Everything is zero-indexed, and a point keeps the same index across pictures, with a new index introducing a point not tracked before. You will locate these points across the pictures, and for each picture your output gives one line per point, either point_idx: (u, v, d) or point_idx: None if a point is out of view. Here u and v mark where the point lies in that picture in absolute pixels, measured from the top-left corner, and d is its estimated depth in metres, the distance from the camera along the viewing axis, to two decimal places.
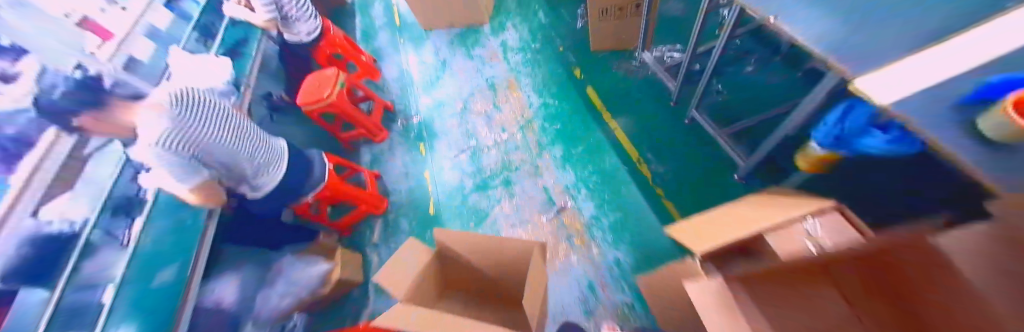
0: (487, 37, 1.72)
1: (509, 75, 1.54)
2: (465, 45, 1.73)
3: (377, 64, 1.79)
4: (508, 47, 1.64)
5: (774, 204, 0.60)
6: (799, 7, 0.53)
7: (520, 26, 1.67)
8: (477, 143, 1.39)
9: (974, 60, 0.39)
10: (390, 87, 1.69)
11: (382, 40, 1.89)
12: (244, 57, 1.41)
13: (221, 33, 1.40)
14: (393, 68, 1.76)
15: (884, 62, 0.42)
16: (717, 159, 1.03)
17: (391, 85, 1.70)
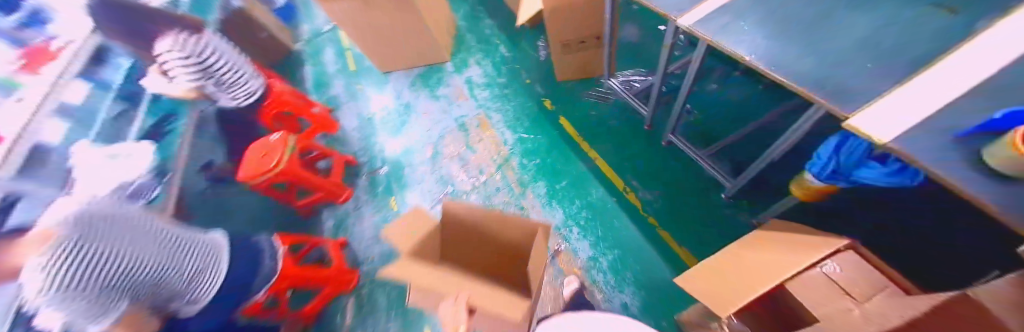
0: (450, 74, 1.65)
1: (479, 112, 1.48)
2: (429, 85, 1.64)
3: (334, 114, 1.65)
4: (473, 83, 1.58)
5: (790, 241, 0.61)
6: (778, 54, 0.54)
7: (484, 61, 1.63)
8: (453, 189, 1.28)
9: (942, 100, 0.44)
10: (350, 137, 1.55)
11: (337, 88, 1.76)
12: (170, 133, 1.28)
13: (138, 112, 1.28)
14: (352, 116, 1.63)
15: (868, 101, 0.46)
16: (699, 180, 1.03)
17: (351, 136, 1.55)
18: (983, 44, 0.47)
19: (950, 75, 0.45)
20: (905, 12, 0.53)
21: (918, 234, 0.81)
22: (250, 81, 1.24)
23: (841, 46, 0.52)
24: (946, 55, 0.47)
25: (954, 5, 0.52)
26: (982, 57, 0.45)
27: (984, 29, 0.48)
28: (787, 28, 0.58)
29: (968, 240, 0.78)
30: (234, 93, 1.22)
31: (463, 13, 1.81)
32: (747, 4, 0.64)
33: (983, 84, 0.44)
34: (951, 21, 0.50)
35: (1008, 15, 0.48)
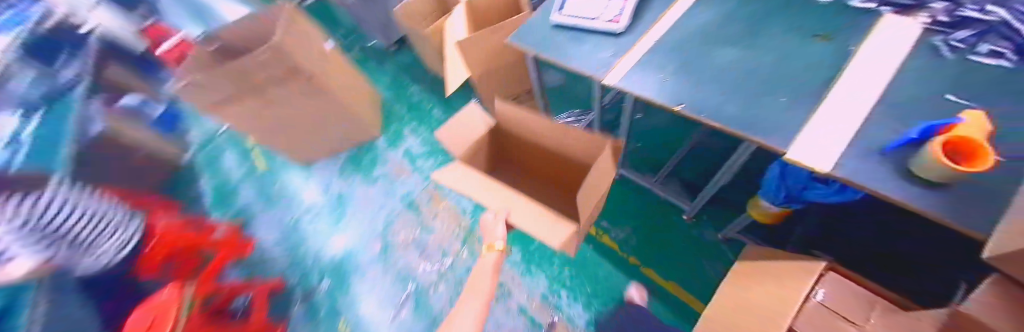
0: (385, 151, 1.50)
1: (427, 185, 1.35)
2: (363, 167, 1.46)
3: (247, 231, 1.35)
4: (413, 155, 1.46)
5: (771, 275, 0.62)
6: (705, 98, 0.56)
7: (419, 129, 1.53)
8: (418, 283, 1.13)
9: (855, 121, 0.47)
10: (274, 254, 1.27)
11: (247, 198, 1.47)
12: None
13: None
14: (273, 228, 1.35)
15: (794, 134, 0.48)
16: (657, 208, 1.05)
17: (275, 251, 1.28)
18: (864, 61, 0.52)
19: (850, 97, 0.50)
20: (793, 40, 0.58)
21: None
22: (122, 223, 0.92)
23: (753, 85, 0.55)
24: (835, 78, 0.52)
25: (828, 28, 0.58)
26: (866, 75, 0.51)
27: (857, 47, 0.54)
28: (703, 72, 0.60)
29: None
30: (101, 246, 0.87)
31: (384, 82, 1.69)
32: (662, 51, 0.65)
33: (881, 98, 0.49)
34: (830, 46, 0.56)
35: (870, 31, 0.55)
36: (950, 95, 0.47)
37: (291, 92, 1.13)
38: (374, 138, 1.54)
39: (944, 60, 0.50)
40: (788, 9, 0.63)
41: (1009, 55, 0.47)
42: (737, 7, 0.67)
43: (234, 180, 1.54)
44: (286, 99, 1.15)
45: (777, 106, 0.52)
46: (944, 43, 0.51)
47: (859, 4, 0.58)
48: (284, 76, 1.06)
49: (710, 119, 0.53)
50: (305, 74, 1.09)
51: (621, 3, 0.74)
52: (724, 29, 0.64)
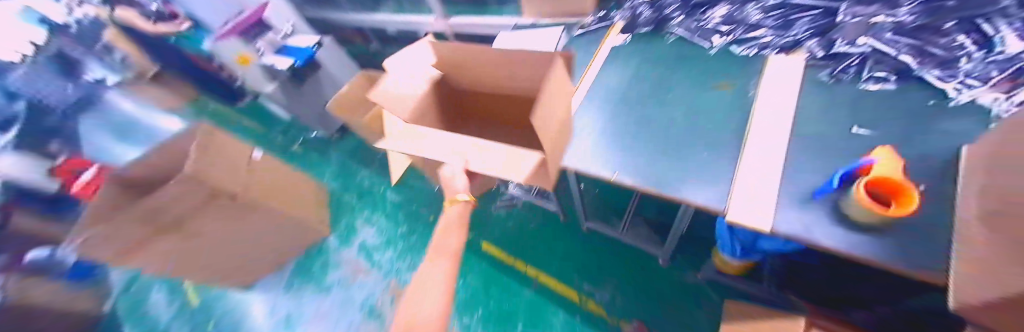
0: (338, 251, 1.37)
1: (389, 282, 1.24)
2: (314, 277, 1.32)
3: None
4: (368, 249, 1.35)
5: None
6: (633, 163, 0.55)
7: (375, 216, 1.44)
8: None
9: (778, 171, 0.47)
10: None
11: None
12: None
13: None
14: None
15: (727, 193, 0.46)
16: (629, 258, 1.02)
17: None
18: (767, 105, 0.53)
19: (766, 145, 0.49)
20: (699, 92, 0.60)
21: (811, 287, 0.79)
22: None
23: (676, 145, 0.55)
24: (749, 125, 0.52)
25: (724, 76, 0.60)
26: (772, 119, 0.52)
27: (756, 91, 0.56)
28: (628, 136, 0.59)
29: (873, 294, 0.70)
30: None
31: (331, 174, 1.60)
32: (585, 119, 0.64)
33: (793, 142, 0.49)
34: (733, 94, 0.57)
35: (762, 74, 0.57)
36: (856, 126, 0.47)
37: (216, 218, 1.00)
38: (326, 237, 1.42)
39: (834, 91, 0.52)
40: (686, 61, 0.66)
41: (890, 78, 0.49)
42: (640, 66, 0.69)
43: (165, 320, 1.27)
44: (212, 228, 1.01)
45: (701, 162, 0.51)
46: (829, 77, 0.53)
47: (743, 52, 0.62)
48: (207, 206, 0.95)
49: (643, 186, 0.51)
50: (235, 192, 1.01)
51: None
52: (636, 90, 0.66)
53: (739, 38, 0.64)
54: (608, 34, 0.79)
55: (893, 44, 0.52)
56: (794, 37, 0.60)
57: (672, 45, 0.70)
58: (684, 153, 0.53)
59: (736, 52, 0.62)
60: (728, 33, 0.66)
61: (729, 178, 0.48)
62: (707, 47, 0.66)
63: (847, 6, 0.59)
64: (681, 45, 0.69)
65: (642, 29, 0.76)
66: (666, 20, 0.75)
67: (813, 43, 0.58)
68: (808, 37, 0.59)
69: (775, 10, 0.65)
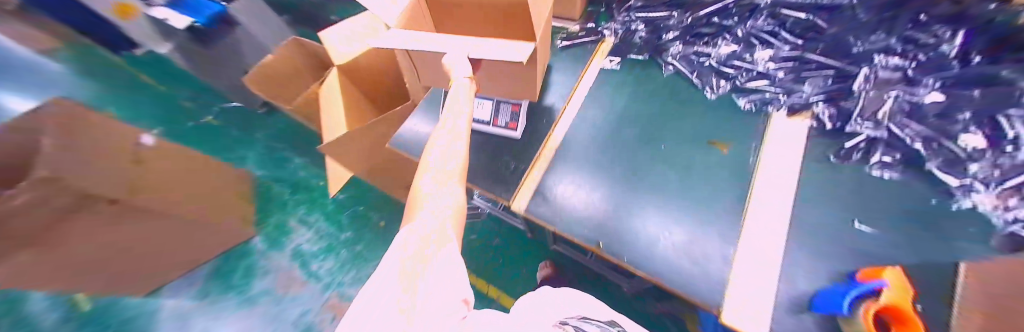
0: (266, 256, 1.15)
1: (328, 296, 1.10)
2: (231, 287, 1.09)
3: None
4: (304, 256, 1.16)
5: None
6: (621, 230, 0.47)
7: (313, 217, 1.22)
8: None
9: (775, 266, 0.40)
10: None
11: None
12: None
13: None
14: None
15: (722, 285, 0.40)
16: (591, 283, 0.99)
17: None
18: (766, 180, 0.46)
19: (762, 233, 0.42)
20: (692, 153, 0.51)
21: None
22: None
23: (664, 212, 0.48)
24: (745, 205, 0.45)
25: (718, 134, 0.52)
26: (772, 199, 0.45)
27: (757, 158, 0.48)
28: (610, 194, 0.52)
29: None
30: None
31: (253, 159, 1.28)
32: (565, 167, 0.56)
33: (790, 232, 0.42)
34: (730, 159, 0.49)
35: (763, 139, 0.50)
36: (857, 220, 0.41)
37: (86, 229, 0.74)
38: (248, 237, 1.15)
39: (838, 171, 0.45)
40: (682, 106, 0.56)
41: (894, 167, 0.43)
42: (627, 104, 0.59)
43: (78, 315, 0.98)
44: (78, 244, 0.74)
45: (692, 240, 0.44)
46: (830, 152, 0.47)
47: (745, 106, 0.53)
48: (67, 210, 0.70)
49: (629, 263, 0.44)
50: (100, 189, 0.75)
51: (506, 107, 0.63)
52: (622, 134, 0.56)
53: (744, 86, 0.55)
54: (593, 56, 0.68)
55: (907, 132, 0.44)
56: (802, 99, 0.51)
57: (666, 81, 0.60)
58: (673, 227, 0.46)
59: (736, 103, 0.53)
60: (731, 79, 0.56)
61: (723, 268, 0.41)
62: (705, 92, 0.56)
63: (871, 69, 0.51)
64: (678, 84, 0.59)
65: (636, 55, 0.65)
66: (664, 48, 0.64)
67: (822, 111, 0.50)
68: (816, 103, 0.50)
69: (789, 60, 0.56)
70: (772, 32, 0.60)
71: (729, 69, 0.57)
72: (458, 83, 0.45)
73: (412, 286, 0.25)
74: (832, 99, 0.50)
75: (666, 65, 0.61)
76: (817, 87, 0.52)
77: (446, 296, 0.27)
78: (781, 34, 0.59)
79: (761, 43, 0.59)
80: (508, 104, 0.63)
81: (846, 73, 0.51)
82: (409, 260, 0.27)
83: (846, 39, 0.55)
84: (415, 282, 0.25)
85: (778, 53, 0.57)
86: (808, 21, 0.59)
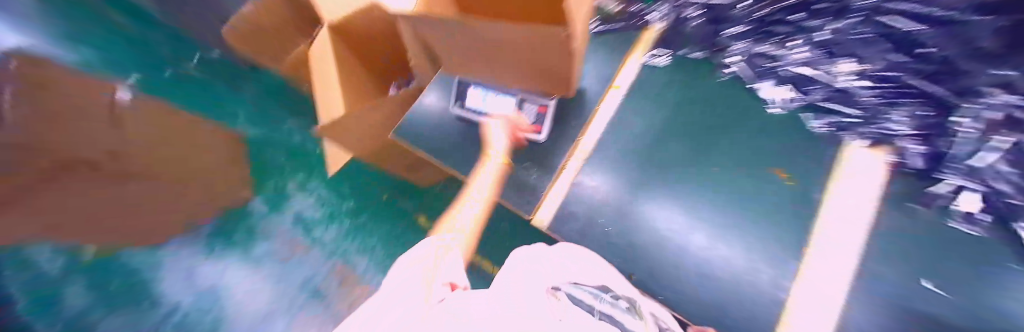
0: (268, 219, 1.01)
1: (333, 265, 1.05)
2: (238, 247, 0.91)
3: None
4: (307, 222, 1.08)
5: None
6: (671, 270, 0.47)
7: (310, 183, 1.13)
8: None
9: (832, 315, 0.41)
10: None
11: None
12: None
13: None
14: None
15: (777, 312, 0.42)
16: None
17: None
18: (832, 222, 0.43)
19: (814, 280, 0.42)
20: (748, 182, 0.47)
21: None
22: None
23: (715, 239, 0.46)
24: (805, 249, 0.43)
25: (782, 161, 0.47)
26: (832, 245, 0.42)
27: (823, 194, 0.44)
28: (652, 218, 0.49)
29: None
30: None
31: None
32: (603, 184, 0.52)
33: (846, 283, 0.42)
34: (791, 193, 0.45)
35: (834, 172, 0.44)
36: (924, 278, 0.39)
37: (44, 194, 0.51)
38: None
39: (911, 220, 0.41)
40: (744, 123, 0.49)
41: (978, 223, 0.39)
42: (676, 115, 0.52)
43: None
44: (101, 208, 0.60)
45: (738, 286, 0.44)
46: (904, 198, 0.42)
47: (817, 128, 0.47)
48: (98, 181, 0.60)
49: (676, 304, 0.45)
50: (81, 150, 0.57)
51: (533, 107, 0.55)
52: (670, 154, 0.51)
53: (818, 103, 0.48)
54: (634, 49, 0.57)
55: (990, 181, 0.38)
56: (889, 129, 0.44)
57: (724, 88, 0.53)
58: (721, 269, 0.45)
59: (807, 124, 0.48)
60: (804, 91, 0.49)
61: (773, 319, 0.42)
62: (772, 105, 0.49)
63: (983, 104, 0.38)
64: (739, 92, 0.52)
65: (693, 53, 0.57)
66: (725, 45, 0.55)
67: (909, 147, 0.43)
68: (904, 136, 0.43)
69: (881, 79, 0.46)
70: (869, 40, 0.47)
71: (805, 80, 0.49)
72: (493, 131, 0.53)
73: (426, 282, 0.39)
74: (925, 132, 0.42)
75: (726, 68, 0.54)
76: (911, 118, 0.43)
77: (456, 273, 0.45)
78: (881, 44, 0.46)
79: (852, 52, 0.48)
80: (534, 104, 0.55)
81: (949, 104, 0.41)
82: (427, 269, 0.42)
83: (960, 61, 0.40)
84: (435, 271, 0.42)
85: (869, 69, 0.47)
86: (927, 25, 0.42)
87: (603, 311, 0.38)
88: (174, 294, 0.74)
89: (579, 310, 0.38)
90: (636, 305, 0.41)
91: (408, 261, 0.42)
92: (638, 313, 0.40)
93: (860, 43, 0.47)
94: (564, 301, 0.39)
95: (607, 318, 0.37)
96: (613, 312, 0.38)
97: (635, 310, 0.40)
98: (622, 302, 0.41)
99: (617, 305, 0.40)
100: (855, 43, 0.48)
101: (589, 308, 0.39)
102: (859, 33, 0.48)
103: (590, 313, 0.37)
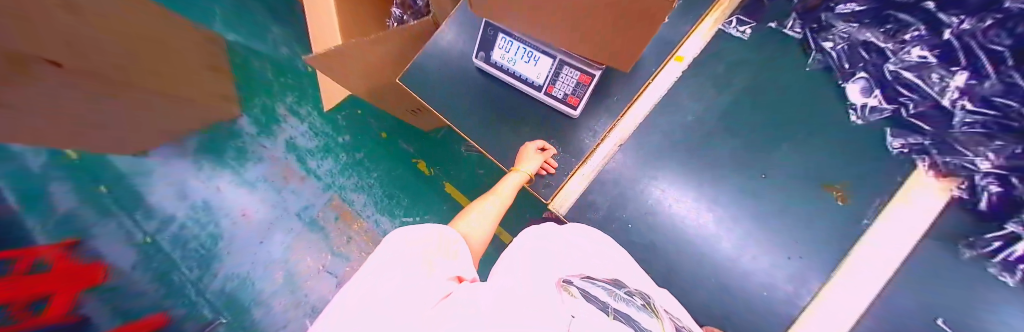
0: (256, 142, 0.98)
1: (331, 196, 1.03)
2: (227, 166, 0.90)
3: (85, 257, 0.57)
4: (299, 151, 1.03)
5: None
6: (680, 265, 0.46)
7: (304, 112, 1.07)
8: (194, 246, 0.81)
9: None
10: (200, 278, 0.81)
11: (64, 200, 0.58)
12: None
13: None
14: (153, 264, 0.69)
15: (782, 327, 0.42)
16: None
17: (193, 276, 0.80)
18: (873, 249, 0.40)
19: (838, 308, 0.40)
20: (795, 195, 0.44)
21: None
22: None
23: (740, 251, 0.45)
24: (834, 270, 0.41)
25: (842, 178, 0.42)
26: (869, 274, 0.40)
27: (874, 221, 0.40)
28: (682, 223, 0.47)
29: None
30: None
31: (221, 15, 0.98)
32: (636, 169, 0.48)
33: (870, 305, 0.40)
34: (837, 213, 0.42)
35: (892, 198, 0.40)
36: (940, 318, 0.38)
37: (27, 100, 0.50)
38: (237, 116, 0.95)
39: (951, 260, 0.39)
40: (811, 130, 0.44)
41: (1016, 272, 0.36)
42: (736, 104, 0.47)
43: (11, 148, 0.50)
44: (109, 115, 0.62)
45: (748, 289, 0.44)
46: (957, 237, 0.39)
47: (894, 148, 0.41)
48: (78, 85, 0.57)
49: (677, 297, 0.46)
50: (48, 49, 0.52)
51: (571, 74, 0.48)
52: (719, 150, 0.46)
53: (909, 118, 0.41)
54: (707, 14, 0.49)
55: None
56: (972, 163, 0.37)
57: (806, 80, 0.45)
58: (728, 271, 0.45)
59: (884, 141, 0.42)
60: (897, 101, 0.41)
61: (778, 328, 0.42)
62: (851, 112, 0.43)
63: None
64: (822, 87, 0.45)
65: (789, 30, 0.47)
66: (828, 24, 0.44)
67: (984, 185, 0.37)
68: (982, 173, 0.37)
69: (991, 104, 0.35)
70: (999, 54, 0.33)
71: (906, 87, 0.40)
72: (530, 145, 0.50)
73: (432, 271, 0.29)
74: (1009, 172, 0.36)
75: (815, 54, 0.45)
76: (1002, 154, 0.36)
77: (461, 264, 0.35)
78: (1007, 61, 0.33)
79: (970, 64, 0.36)
80: (575, 71, 0.48)
81: None
82: (430, 257, 0.31)
83: None
84: (437, 256, 0.32)
85: (980, 89, 0.35)
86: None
87: (619, 309, 0.24)
88: (168, 208, 0.78)
89: (590, 307, 0.23)
90: (650, 303, 0.32)
91: (404, 239, 0.31)
92: (654, 312, 0.29)
93: (979, 55, 0.35)
94: (577, 298, 0.24)
95: (622, 317, 0.23)
96: (627, 311, 0.25)
97: (650, 308, 0.30)
98: (635, 298, 0.31)
99: (631, 301, 0.28)
100: (977, 53, 0.35)
101: (601, 304, 0.24)
102: (990, 41, 0.33)
103: (600, 310, 0.23)
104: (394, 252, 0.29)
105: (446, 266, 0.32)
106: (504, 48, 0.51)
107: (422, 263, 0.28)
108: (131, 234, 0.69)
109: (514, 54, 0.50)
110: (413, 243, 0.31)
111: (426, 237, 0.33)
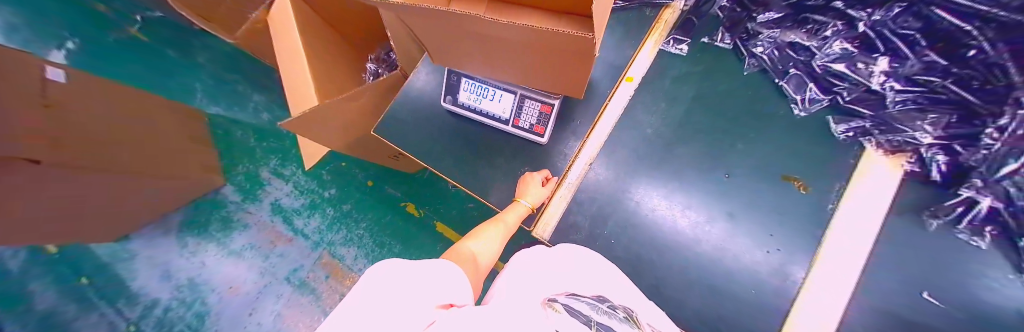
0: (241, 208, 1.00)
1: (319, 255, 1.00)
2: (212, 238, 0.97)
3: None
4: (284, 211, 1.02)
5: None
6: (669, 273, 0.46)
7: (285, 170, 1.05)
8: (179, 328, 0.88)
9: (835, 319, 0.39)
10: None
11: (47, 301, 0.76)
12: None
13: None
14: None
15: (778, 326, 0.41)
16: None
17: None
18: (842, 232, 0.41)
19: (824, 299, 0.40)
20: (760, 191, 0.45)
21: None
22: None
23: (721, 250, 0.45)
24: (815, 257, 0.41)
25: (801, 167, 0.44)
26: (844, 256, 0.40)
27: (837, 205, 0.42)
28: (662, 230, 0.47)
29: None
30: None
31: (203, 91, 1.04)
32: (607, 187, 0.50)
33: (854, 287, 0.40)
34: (805, 202, 0.43)
35: (851, 179, 0.42)
36: (925, 292, 0.38)
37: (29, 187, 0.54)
38: (217, 186, 0.99)
39: (920, 233, 0.40)
40: (761, 125, 0.47)
41: (984, 234, 0.37)
42: (690, 113, 0.50)
43: (11, 271, 0.75)
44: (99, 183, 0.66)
45: (739, 287, 0.44)
46: (920, 209, 0.40)
47: (839, 133, 0.44)
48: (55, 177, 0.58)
49: (672, 307, 0.45)
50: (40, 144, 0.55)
51: (533, 105, 0.50)
52: (682, 158, 0.49)
53: (846, 105, 0.43)
54: (646, 38, 0.53)
55: None
56: (914, 138, 0.39)
57: (747, 83, 0.49)
58: (716, 271, 0.45)
59: (829, 128, 0.44)
60: (832, 91, 0.44)
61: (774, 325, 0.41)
62: (793, 106, 0.46)
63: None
64: (760, 87, 0.48)
65: (720, 42, 0.51)
66: (755, 32, 0.49)
67: (931, 156, 0.39)
68: (927, 145, 0.39)
69: (914, 82, 0.39)
70: (909, 37, 0.38)
71: (836, 78, 0.44)
72: (532, 177, 0.49)
73: (417, 299, 0.20)
74: (950, 141, 0.37)
75: (749, 59, 0.49)
76: (938, 126, 0.38)
77: (450, 282, 0.25)
78: (920, 42, 0.37)
79: (889, 50, 0.40)
80: (536, 102, 0.50)
81: (977, 111, 0.35)
82: (413, 286, 0.21)
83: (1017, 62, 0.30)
84: (411, 269, 0.23)
85: (902, 70, 0.39)
86: (971, 26, 0.32)
87: (602, 322, 0.23)
88: (151, 291, 0.90)
89: (572, 322, 0.22)
90: (633, 316, 0.29)
91: (386, 277, 0.21)
92: (636, 324, 0.27)
93: (895, 40, 0.39)
94: (559, 313, 0.23)
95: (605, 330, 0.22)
96: (610, 323, 0.24)
97: (632, 320, 0.28)
98: (618, 311, 0.29)
99: (612, 314, 0.27)
100: (892, 40, 0.39)
101: (583, 318, 0.23)
102: (900, 27, 0.38)
103: (582, 323, 0.22)
104: (354, 303, 0.19)
105: (430, 277, 0.23)
106: (468, 91, 0.54)
107: (396, 297, 0.19)
108: (114, 323, 0.83)
109: (478, 94, 0.53)
110: (375, 284, 0.20)
111: (395, 265, 0.23)
